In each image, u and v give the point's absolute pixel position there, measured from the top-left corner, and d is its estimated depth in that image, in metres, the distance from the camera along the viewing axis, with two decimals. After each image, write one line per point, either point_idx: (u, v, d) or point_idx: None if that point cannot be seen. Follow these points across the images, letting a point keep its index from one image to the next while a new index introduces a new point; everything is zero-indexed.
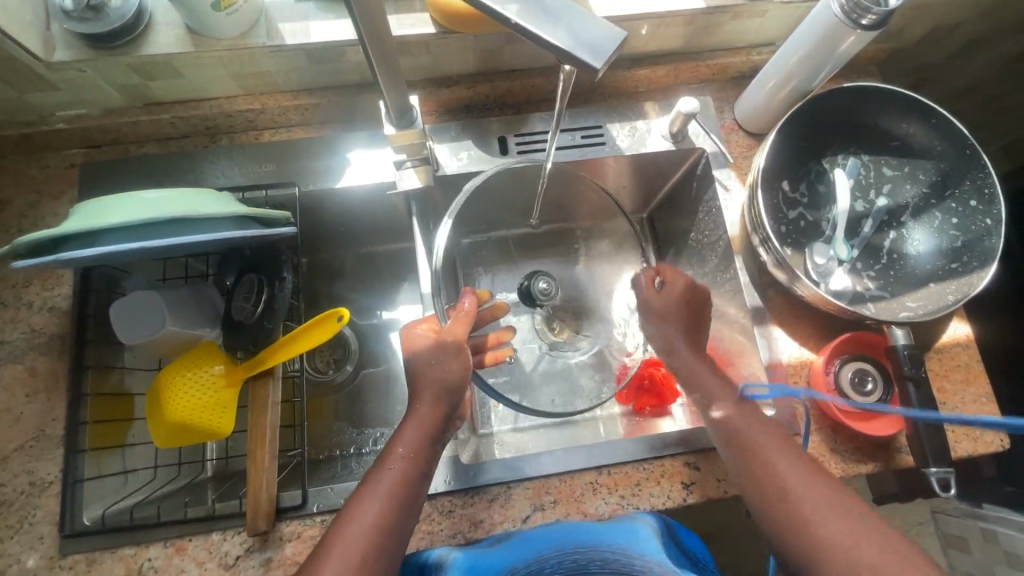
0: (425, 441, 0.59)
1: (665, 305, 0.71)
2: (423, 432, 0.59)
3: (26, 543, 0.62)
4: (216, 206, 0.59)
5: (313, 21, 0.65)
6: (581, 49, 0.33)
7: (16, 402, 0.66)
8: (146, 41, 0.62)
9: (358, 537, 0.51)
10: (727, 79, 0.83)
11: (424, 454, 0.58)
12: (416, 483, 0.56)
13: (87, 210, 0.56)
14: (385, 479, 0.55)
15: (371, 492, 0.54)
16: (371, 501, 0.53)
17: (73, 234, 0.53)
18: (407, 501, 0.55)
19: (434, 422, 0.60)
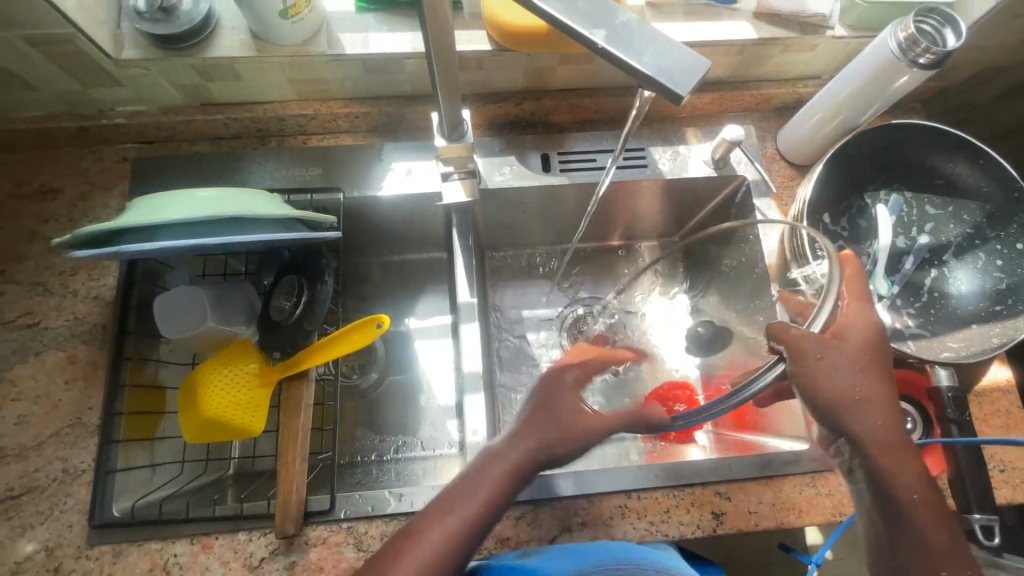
0: (524, 459, 0.50)
1: (836, 350, 0.49)
2: (495, 487, 0.50)
3: (55, 530, 0.62)
4: (270, 208, 0.61)
5: (373, 33, 0.66)
6: (668, 77, 0.33)
7: (55, 388, 0.66)
8: (212, 44, 0.64)
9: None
10: (770, 109, 0.83)
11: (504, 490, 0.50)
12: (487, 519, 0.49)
13: (140, 205, 0.58)
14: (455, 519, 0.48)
15: (442, 523, 0.48)
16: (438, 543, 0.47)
17: (134, 229, 0.56)
18: (476, 539, 0.49)
19: (528, 462, 0.51)
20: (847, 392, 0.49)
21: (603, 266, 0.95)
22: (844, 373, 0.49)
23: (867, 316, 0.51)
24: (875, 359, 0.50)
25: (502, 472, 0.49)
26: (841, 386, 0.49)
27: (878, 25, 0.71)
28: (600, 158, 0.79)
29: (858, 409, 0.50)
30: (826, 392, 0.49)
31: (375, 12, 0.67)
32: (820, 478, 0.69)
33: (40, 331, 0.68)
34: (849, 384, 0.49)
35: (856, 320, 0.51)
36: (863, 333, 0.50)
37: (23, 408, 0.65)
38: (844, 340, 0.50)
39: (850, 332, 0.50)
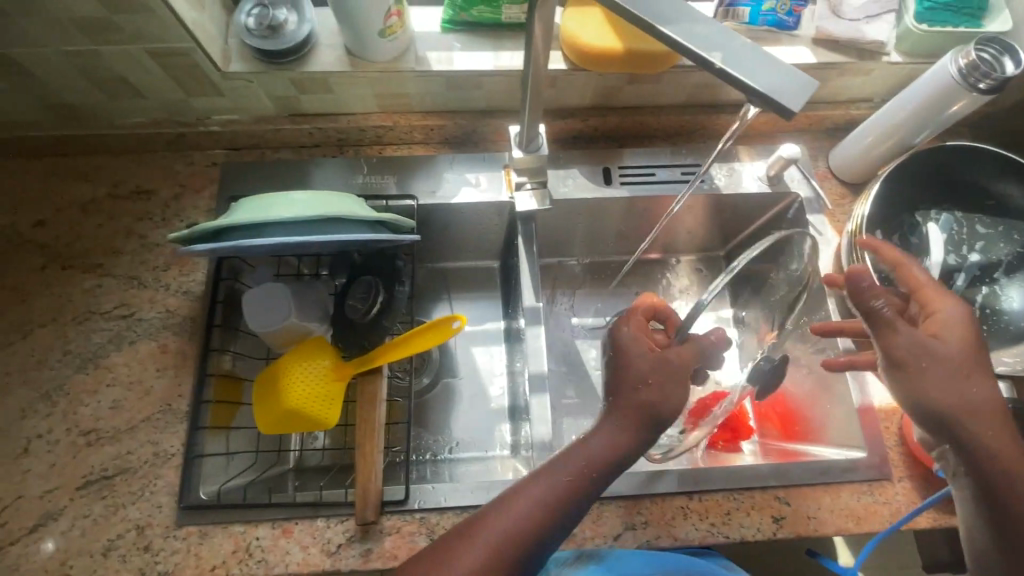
0: (614, 446, 0.55)
1: (932, 350, 0.56)
2: (584, 467, 0.54)
3: (145, 510, 0.65)
4: (361, 210, 0.65)
5: (457, 52, 0.71)
6: (781, 95, 0.37)
7: (147, 376, 0.70)
8: (310, 60, 0.69)
9: (502, 527, 0.52)
10: (822, 130, 0.87)
11: (592, 473, 0.54)
12: (575, 493, 0.53)
13: (243, 206, 0.63)
14: (542, 482, 0.54)
15: (533, 486, 0.54)
16: (526, 500, 0.53)
17: (243, 225, 0.60)
18: (560, 512, 0.53)
19: (617, 453, 0.54)
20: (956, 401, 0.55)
21: (648, 277, 0.99)
22: (949, 379, 0.56)
23: (958, 320, 0.58)
24: (975, 359, 0.56)
25: (591, 451, 0.54)
26: (948, 393, 0.55)
27: (933, 52, 0.74)
28: (658, 172, 0.82)
29: (965, 406, 0.55)
30: (934, 397, 0.56)
31: (458, 33, 0.71)
32: (877, 486, 0.70)
33: (134, 322, 0.72)
34: (947, 384, 0.56)
35: (944, 323, 0.57)
36: (957, 334, 0.57)
37: (118, 394, 0.69)
38: (938, 342, 0.57)
39: (942, 333, 0.57)
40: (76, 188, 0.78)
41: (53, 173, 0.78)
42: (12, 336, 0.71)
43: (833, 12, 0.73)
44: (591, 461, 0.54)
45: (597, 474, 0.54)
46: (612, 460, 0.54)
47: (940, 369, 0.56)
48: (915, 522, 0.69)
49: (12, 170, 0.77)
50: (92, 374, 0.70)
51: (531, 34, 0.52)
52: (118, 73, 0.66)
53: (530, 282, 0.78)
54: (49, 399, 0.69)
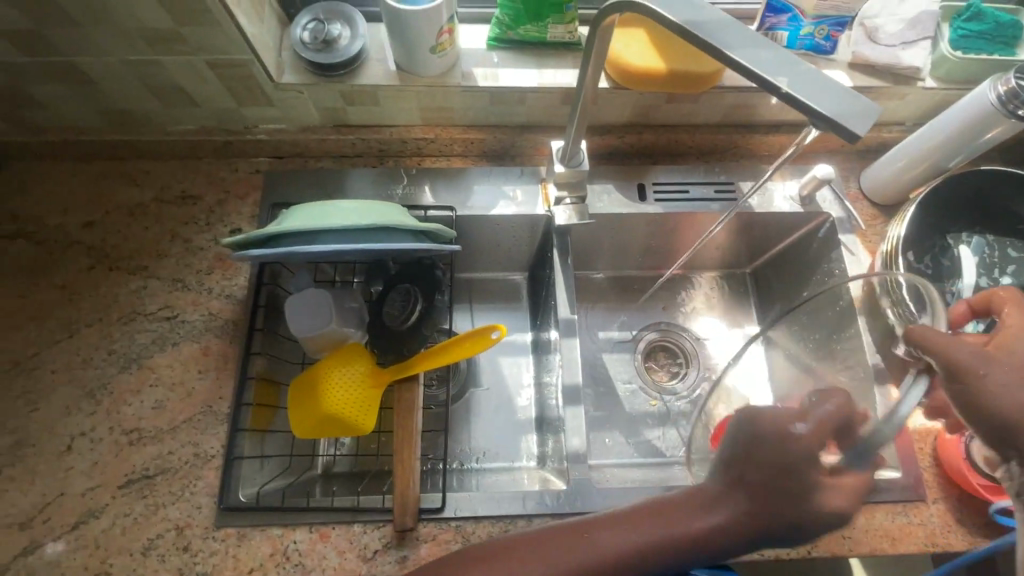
0: (737, 527, 0.50)
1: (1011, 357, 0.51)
2: (696, 537, 0.50)
3: (185, 510, 0.66)
4: (408, 220, 0.67)
5: (502, 69, 0.73)
6: (847, 119, 0.38)
7: (190, 377, 0.71)
8: (359, 74, 0.71)
9: (585, 558, 0.50)
10: (853, 151, 0.88)
11: (699, 542, 0.50)
12: (668, 560, 0.50)
13: (297, 213, 0.65)
14: (645, 531, 0.51)
15: (635, 533, 0.51)
16: (622, 540, 0.51)
17: (296, 232, 0.62)
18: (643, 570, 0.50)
19: (736, 541, 0.50)
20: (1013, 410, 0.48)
21: (675, 292, 1.00)
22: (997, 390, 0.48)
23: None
24: None
25: (712, 518, 0.51)
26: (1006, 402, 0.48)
27: (968, 78, 0.76)
28: (692, 190, 0.84)
29: None
30: (992, 406, 0.49)
31: (503, 50, 0.73)
32: (912, 507, 0.70)
33: (178, 324, 0.74)
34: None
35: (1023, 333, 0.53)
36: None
37: (161, 394, 0.71)
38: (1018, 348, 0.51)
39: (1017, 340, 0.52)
40: (124, 192, 0.80)
41: (104, 177, 0.80)
42: (59, 334, 0.73)
43: (869, 37, 0.75)
44: (699, 532, 0.50)
45: (700, 548, 0.50)
46: (724, 540, 0.50)
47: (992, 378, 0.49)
48: (949, 545, 0.69)
49: (66, 174, 0.80)
50: (136, 374, 0.71)
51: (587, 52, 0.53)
52: (175, 82, 0.68)
53: (566, 295, 0.79)
54: (94, 397, 0.70)
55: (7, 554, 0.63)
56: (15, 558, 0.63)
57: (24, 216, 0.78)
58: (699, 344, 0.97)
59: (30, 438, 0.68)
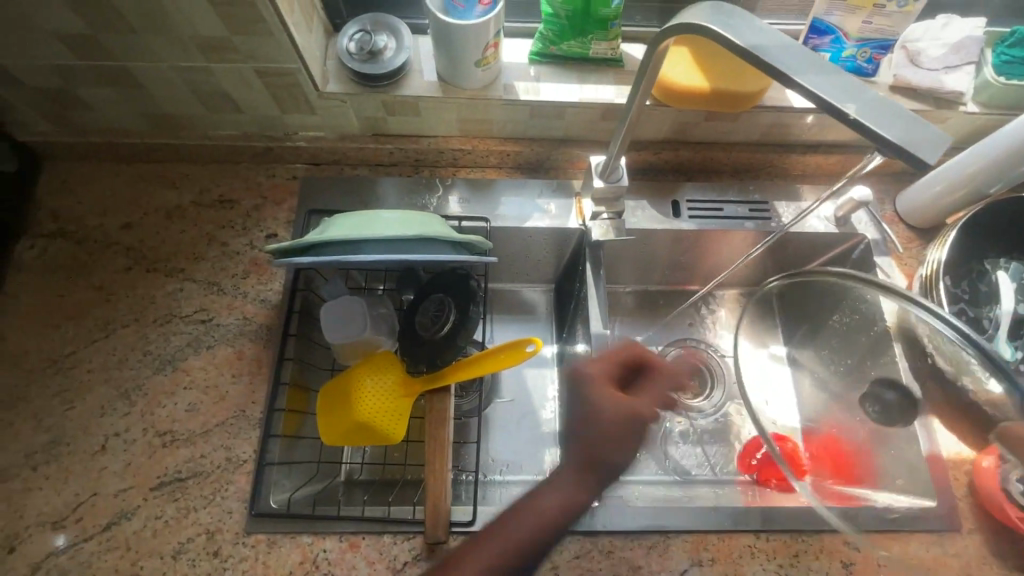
0: (568, 492, 0.59)
1: None
2: (539, 521, 0.57)
3: (216, 514, 0.66)
4: (447, 232, 0.66)
5: (543, 83, 0.73)
6: (916, 147, 0.37)
7: (223, 380, 0.72)
8: (402, 85, 0.72)
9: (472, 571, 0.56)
10: (889, 173, 0.87)
11: (563, 522, 0.58)
12: (542, 546, 0.57)
13: (339, 223, 0.65)
14: (509, 531, 0.57)
15: (500, 531, 0.57)
16: (499, 541, 0.57)
17: (337, 241, 0.62)
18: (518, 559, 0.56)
19: (574, 506, 0.59)
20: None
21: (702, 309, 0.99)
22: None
23: None
24: None
25: (549, 499, 0.58)
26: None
27: (1012, 104, 0.75)
28: (725, 207, 0.84)
29: None
30: None
31: (545, 65, 0.74)
32: None
33: (212, 327, 0.74)
34: None
35: None
36: None
37: (194, 397, 0.71)
38: None
39: None
40: (163, 194, 0.81)
41: (144, 179, 0.81)
42: (96, 334, 0.73)
43: (911, 60, 0.74)
44: (548, 516, 0.58)
45: (559, 524, 0.58)
46: (571, 503, 0.59)
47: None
48: None
49: (107, 175, 0.81)
50: (170, 375, 0.72)
51: (642, 68, 0.53)
52: (222, 88, 0.69)
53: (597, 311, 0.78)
54: (128, 397, 0.70)
55: (40, 552, 0.63)
56: (48, 556, 0.63)
57: (65, 215, 0.79)
58: (724, 361, 0.96)
59: (65, 436, 0.68)
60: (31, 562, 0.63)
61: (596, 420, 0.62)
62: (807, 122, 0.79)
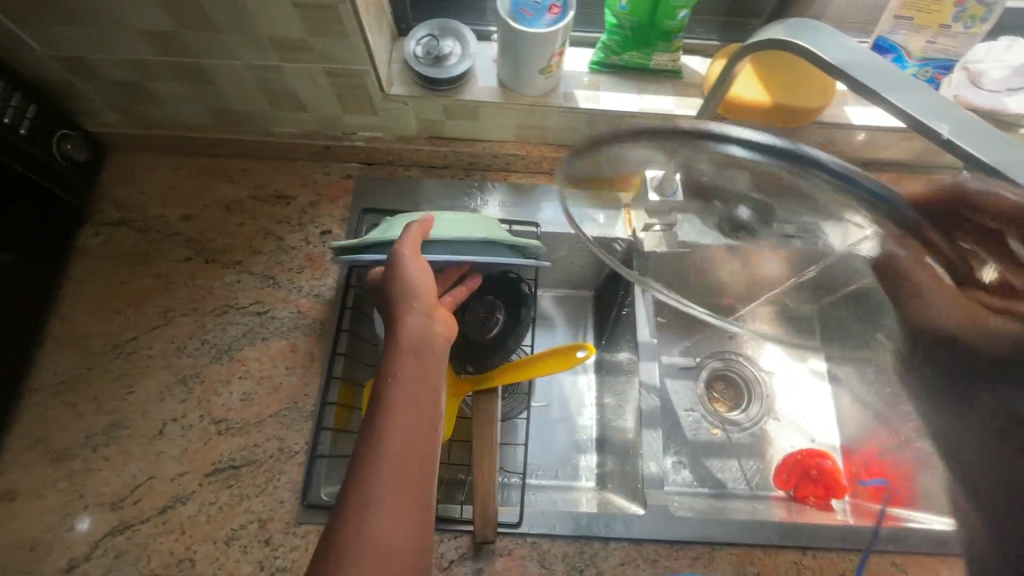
0: (417, 350, 0.52)
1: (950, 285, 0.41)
2: (411, 391, 0.50)
3: (268, 503, 0.67)
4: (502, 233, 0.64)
5: (603, 92, 0.74)
6: (1012, 170, 0.37)
7: (277, 372, 0.73)
8: (464, 90, 0.73)
9: (388, 465, 0.47)
10: None
11: (426, 370, 0.51)
12: (423, 418, 0.50)
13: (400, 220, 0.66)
14: (394, 414, 0.49)
15: (386, 418, 0.48)
16: (394, 425, 0.48)
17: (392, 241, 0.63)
18: (417, 438, 0.48)
19: (426, 372, 0.51)
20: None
21: None
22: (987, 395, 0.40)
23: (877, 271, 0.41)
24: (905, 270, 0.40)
25: (405, 372, 0.51)
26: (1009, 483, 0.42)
27: None
28: None
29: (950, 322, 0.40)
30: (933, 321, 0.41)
31: (605, 75, 0.75)
32: None
33: (268, 319, 0.76)
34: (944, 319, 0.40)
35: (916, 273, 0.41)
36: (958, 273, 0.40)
37: (249, 387, 0.72)
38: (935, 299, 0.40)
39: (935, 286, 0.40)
40: (222, 187, 0.83)
41: (204, 173, 0.83)
42: (155, 321, 0.75)
43: (972, 82, 0.71)
44: (395, 391, 0.50)
45: (417, 385, 0.50)
46: (430, 344, 0.53)
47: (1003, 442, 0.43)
48: None
49: (170, 168, 0.83)
50: (226, 365, 0.73)
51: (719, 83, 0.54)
52: (290, 87, 0.71)
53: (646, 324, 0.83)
54: (186, 384, 0.72)
55: (98, 532, 0.65)
56: (105, 536, 0.65)
57: (128, 205, 0.81)
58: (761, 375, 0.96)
59: (124, 420, 0.70)
60: (90, 542, 0.64)
61: (396, 280, 0.54)
62: (857, 139, 0.79)
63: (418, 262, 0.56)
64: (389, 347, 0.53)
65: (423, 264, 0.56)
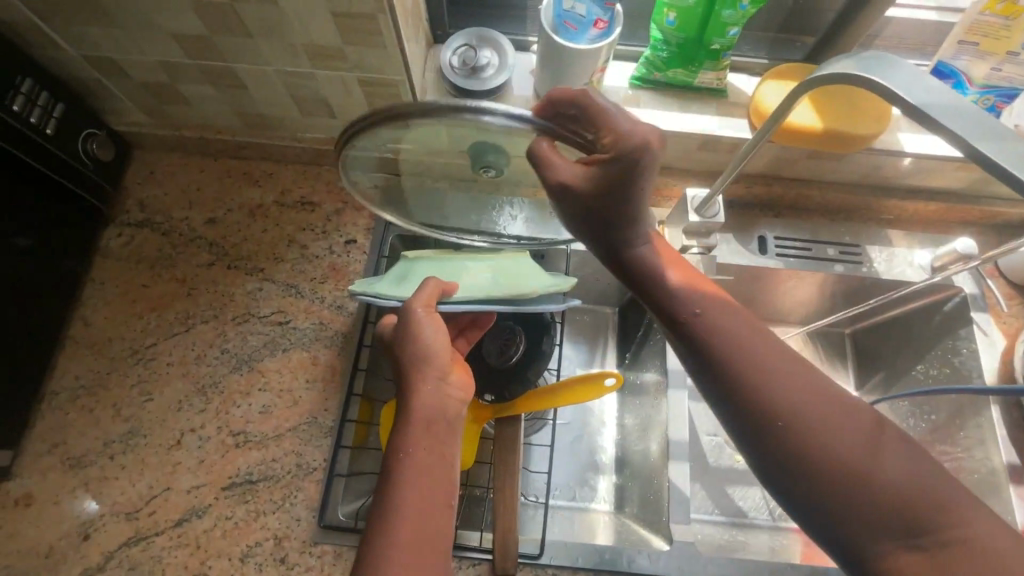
0: (428, 417, 0.49)
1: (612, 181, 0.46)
2: (424, 462, 0.47)
3: (285, 521, 0.66)
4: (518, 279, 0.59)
5: (644, 107, 0.72)
6: None
7: (297, 385, 0.72)
8: (500, 103, 0.71)
9: (400, 545, 0.43)
10: (991, 224, 0.83)
11: (441, 440, 0.49)
12: (438, 487, 0.46)
13: (419, 268, 0.61)
14: (405, 487, 0.46)
15: (397, 491, 0.46)
16: (405, 501, 0.45)
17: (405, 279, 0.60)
18: (431, 510, 0.45)
19: (438, 440, 0.49)
20: (879, 467, 0.42)
21: None
22: (747, 354, 0.48)
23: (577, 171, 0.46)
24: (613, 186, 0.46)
25: (415, 441, 0.48)
26: (790, 391, 0.46)
27: None
28: (814, 248, 0.80)
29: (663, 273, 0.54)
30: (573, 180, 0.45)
31: (647, 91, 0.73)
32: None
33: (289, 330, 0.74)
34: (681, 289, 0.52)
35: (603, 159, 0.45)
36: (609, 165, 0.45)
37: (268, 399, 0.71)
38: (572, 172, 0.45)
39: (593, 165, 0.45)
40: (247, 192, 0.81)
41: (229, 176, 0.82)
42: (176, 327, 0.74)
43: None
44: (405, 462, 0.47)
45: (428, 455, 0.48)
46: (443, 408, 0.50)
47: (779, 375, 0.46)
48: None
49: (194, 169, 0.82)
50: (246, 375, 0.72)
51: (783, 106, 0.51)
52: (321, 94, 0.69)
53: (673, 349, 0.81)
54: (205, 394, 0.71)
55: (113, 543, 0.64)
56: (120, 547, 0.64)
57: (152, 207, 0.80)
58: None
59: (141, 428, 0.69)
60: (103, 552, 0.63)
61: (409, 345, 0.52)
62: (905, 167, 0.75)
63: (433, 319, 0.53)
64: (399, 416, 0.50)
65: (438, 320, 0.53)
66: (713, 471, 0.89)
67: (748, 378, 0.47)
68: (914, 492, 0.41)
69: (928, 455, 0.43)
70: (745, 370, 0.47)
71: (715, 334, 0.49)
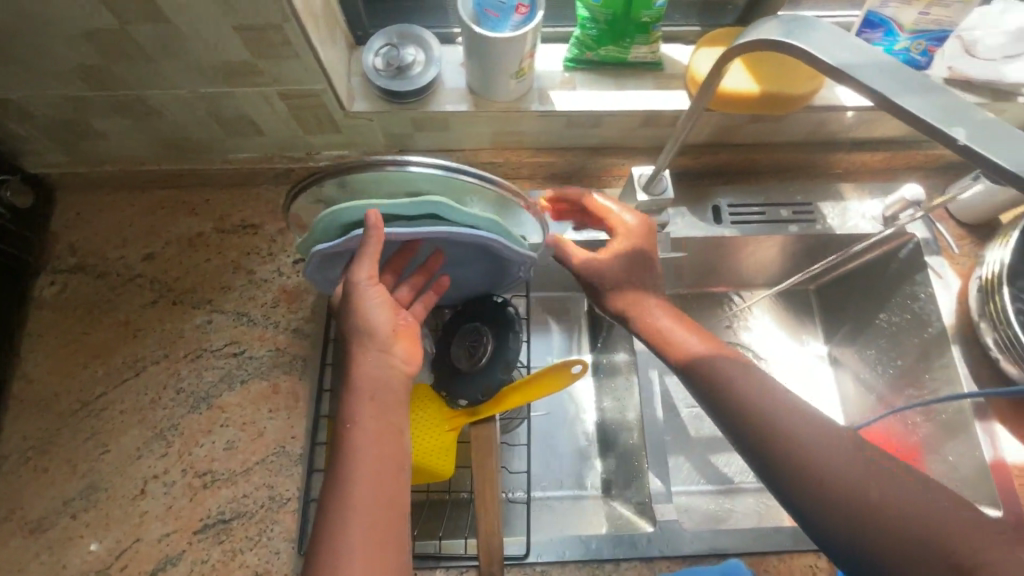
0: (375, 387, 0.51)
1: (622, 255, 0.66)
2: (374, 430, 0.50)
3: (263, 556, 0.64)
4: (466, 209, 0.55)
5: (580, 89, 0.70)
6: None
7: (260, 416, 0.69)
8: (432, 101, 0.68)
9: (358, 516, 0.47)
10: (935, 167, 0.84)
11: (389, 410, 0.51)
12: (388, 457, 0.49)
13: None
14: (356, 458, 0.48)
15: (350, 463, 0.48)
16: (359, 472, 0.48)
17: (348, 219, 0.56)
18: (385, 477, 0.48)
19: (386, 411, 0.51)
20: (870, 495, 0.49)
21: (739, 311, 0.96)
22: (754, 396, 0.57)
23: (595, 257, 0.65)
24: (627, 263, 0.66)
25: (362, 413, 0.50)
26: (803, 431, 0.54)
27: None
28: (768, 211, 0.80)
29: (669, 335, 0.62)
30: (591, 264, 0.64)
31: (582, 71, 0.71)
32: None
33: (245, 360, 0.72)
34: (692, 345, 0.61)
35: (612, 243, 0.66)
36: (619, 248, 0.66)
37: (232, 434, 0.69)
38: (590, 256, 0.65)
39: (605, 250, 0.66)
40: (183, 222, 0.77)
41: (163, 208, 0.78)
42: (126, 372, 0.71)
43: (966, 50, 0.69)
44: (355, 435, 0.49)
45: (377, 425, 0.50)
46: (389, 379, 0.52)
47: (778, 415, 0.55)
48: None
49: (125, 204, 0.78)
50: (205, 413, 0.69)
51: (711, 76, 0.50)
52: (242, 112, 0.66)
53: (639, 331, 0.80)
54: (164, 437, 0.68)
55: None
56: None
57: (83, 248, 0.76)
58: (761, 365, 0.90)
59: (102, 481, 0.66)
60: None
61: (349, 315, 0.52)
62: (846, 120, 0.75)
63: (375, 291, 0.52)
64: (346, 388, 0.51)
65: (379, 291, 0.52)
66: (694, 442, 0.89)
67: (742, 412, 0.56)
68: (907, 521, 0.47)
69: (960, 502, 0.48)
70: (734, 405, 0.57)
71: (715, 381, 0.59)
